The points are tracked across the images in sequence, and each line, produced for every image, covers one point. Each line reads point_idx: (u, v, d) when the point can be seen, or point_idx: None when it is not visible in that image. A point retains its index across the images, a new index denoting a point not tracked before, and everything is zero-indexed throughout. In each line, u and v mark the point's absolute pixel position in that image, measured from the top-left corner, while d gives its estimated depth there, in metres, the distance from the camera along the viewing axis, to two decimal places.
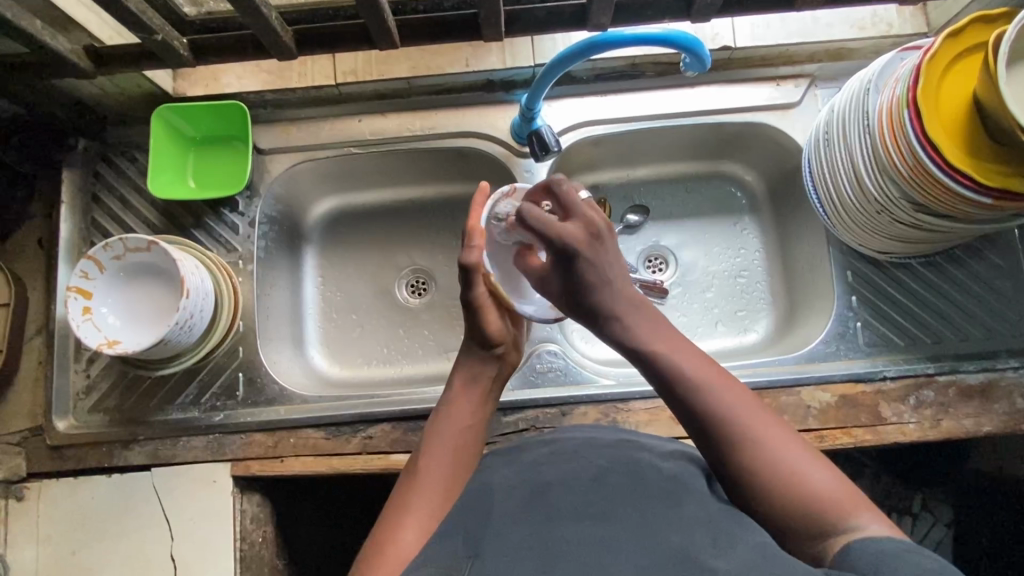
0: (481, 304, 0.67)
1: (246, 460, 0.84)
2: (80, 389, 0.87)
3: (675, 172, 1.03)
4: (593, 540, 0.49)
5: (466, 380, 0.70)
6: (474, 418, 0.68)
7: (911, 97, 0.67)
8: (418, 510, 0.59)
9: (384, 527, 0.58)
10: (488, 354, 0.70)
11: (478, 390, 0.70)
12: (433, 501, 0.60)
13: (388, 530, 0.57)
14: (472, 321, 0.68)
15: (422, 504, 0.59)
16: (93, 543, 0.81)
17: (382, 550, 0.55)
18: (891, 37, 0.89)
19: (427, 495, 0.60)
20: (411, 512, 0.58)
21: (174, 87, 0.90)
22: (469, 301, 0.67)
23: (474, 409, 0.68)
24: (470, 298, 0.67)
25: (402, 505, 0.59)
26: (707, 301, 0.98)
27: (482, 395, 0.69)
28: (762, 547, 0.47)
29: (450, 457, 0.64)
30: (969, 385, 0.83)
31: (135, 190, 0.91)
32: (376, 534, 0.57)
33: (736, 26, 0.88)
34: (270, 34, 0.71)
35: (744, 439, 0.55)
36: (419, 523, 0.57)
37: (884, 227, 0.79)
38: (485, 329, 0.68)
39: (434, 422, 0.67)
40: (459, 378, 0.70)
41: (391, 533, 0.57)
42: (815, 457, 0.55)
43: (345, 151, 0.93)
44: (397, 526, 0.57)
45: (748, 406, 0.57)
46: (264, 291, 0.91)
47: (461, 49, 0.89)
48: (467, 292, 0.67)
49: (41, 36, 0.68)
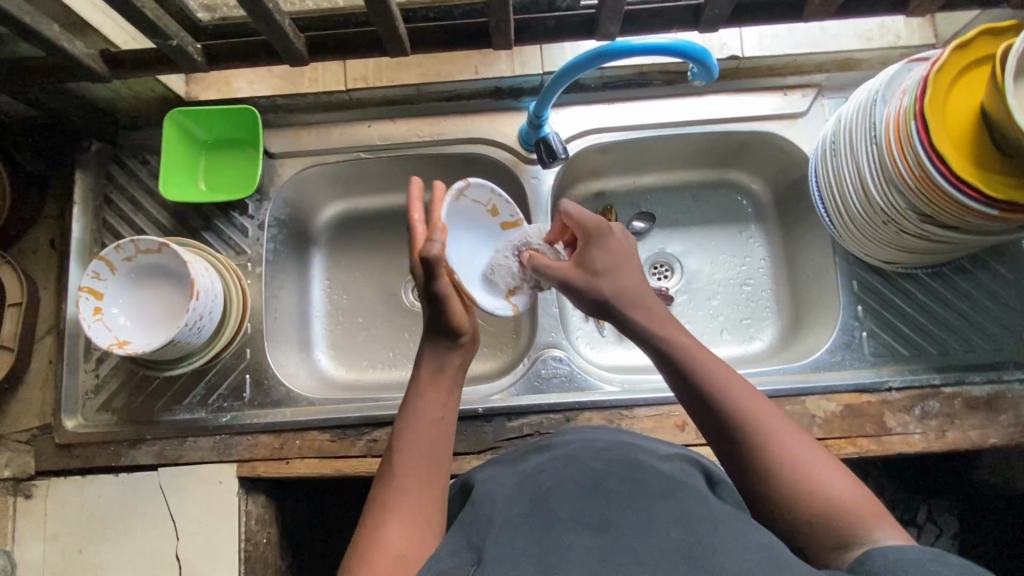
0: (446, 295, 0.66)
1: (251, 461, 0.84)
2: (89, 388, 0.88)
3: (682, 180, 1.03)
4: (596, 542, 0.49)
5: (432, 374, 0.67)
6: (445, 410, 0.65)
7: (918, 109, 0.67)
8: (400, 511, 0.57)
9: (366, 528, 0.57)
10: (453, 344, 0.68)
11: (447, 379, 0.67)
12: (413, 499, 0.58)
13: (370, 536, 0.55)
14: (433, 311, 0.67)
15: (403, 505, 0.58)
16: (100, 543, 0.82)
17: (365, 554, 0.54)
18: (898, 48, 0.89)
19: (407, 495, 0.58)
20: (393, 512, 0.57)
21: (187, 92, 0.91)
22: (434, 293, 0.66)
23: (445, 398, 0.66)
24: (435, 290, 0.65)
25: (382, 505, 0.58)
26: (712, 309, 0.98)
27: (450, 384, 0.67)
28: (763, 548, 0.46)
29: (426, 451, 0.62)
30: (975, 396, 0.83)
31: (146, 192, 0.92)
32: (361, 535, 0.56)
33: (744, 36, 0.89)
34: (283, 40, 0.71)
35: (790, 481, 0.54)
36: (404, 524, 0.56)
37: (891, 238, 0.80)
38: (450, 320, 0.67)
39: (404, 417, 0.64)
40: (427, 372, 0.67)
41: (373, 535, 0.55)
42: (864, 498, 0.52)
43: (355, 156, 0.94)
44: (380, 527, 0.56)
45: (808, 456, 0.55)
46: (273, 293, 0.92)
47: (471, 56, 0.90)
48: (431, 284, 0.65)
49: (60, 41, 0.69)
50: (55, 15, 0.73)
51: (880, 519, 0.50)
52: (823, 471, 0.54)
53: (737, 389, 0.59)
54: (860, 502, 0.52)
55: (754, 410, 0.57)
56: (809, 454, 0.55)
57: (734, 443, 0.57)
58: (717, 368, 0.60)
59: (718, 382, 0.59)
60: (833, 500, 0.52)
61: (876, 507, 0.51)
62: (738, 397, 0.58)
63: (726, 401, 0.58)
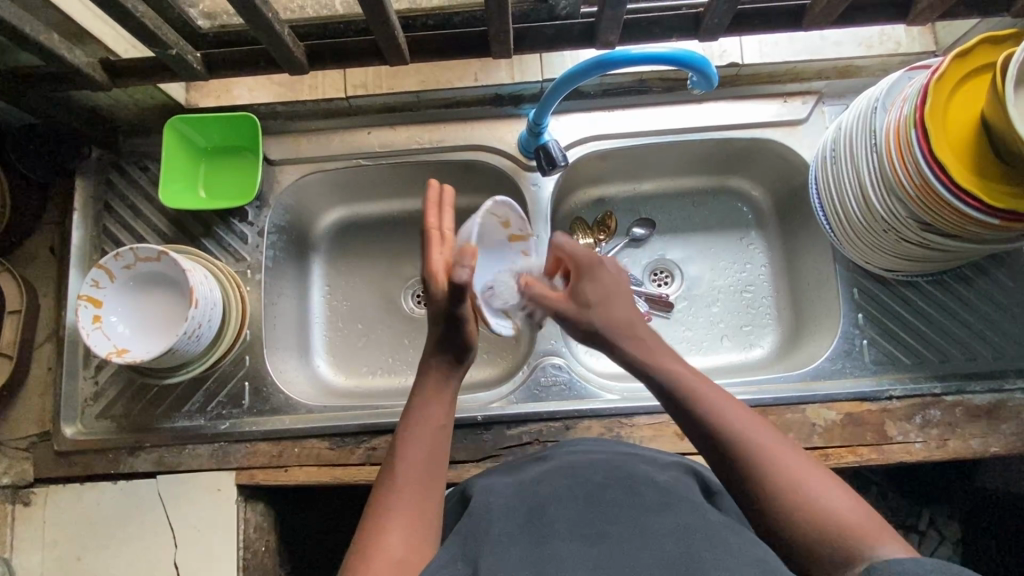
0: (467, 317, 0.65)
1: (249, 469, 0.84)
2: (88, 395, 0.88)
3: (682, 187, 1.03)
4: (591, 556, 0.49)
5: (436, 388, 0.66)
6: (447, 419, 0.65)
7: (918, 117, 0.67)
8: (400, 514, 0.57)
9: (366, 532, 0.56)
10: (457, 362, 0.67)
11: (449, 392, 0.67)
12: (414, 503, 0.58)
13: (371, 540, 0.55)
14: (446, 330, 0.66)
15: (404, 509, 0.57)
16: (98, 551, 0.82)
17: (365, 557, 0.54)
18: (898, 55, 0.89)
19: (408, 500, 0.58)
20: (393, 515, 0.57)
21: (187, 99, 0.91)
22: (454, 315, 0.64)
23: (446, 407, 0.66)
24: (457, 312, 0.64)
25: (383, 508, 0.58)
26: (713, 316, 0.98)
27: (452, 394, 0.67)
28: (757, 560, 0.46)
29: (426, 457, 0.61)
30: (976, 405, 0.83)
31: (146, 199, 0.92)
32: (360, 539, 0.56)
33: (744, 43, 0.89)
34: (282, 49, 0.71)
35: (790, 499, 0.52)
36: (405, 527, 0.56)
37: (891, 246, 0.79)
38: (461, 338, 0.66)
39: (405, 424, 0.64)
40: (431, 380, 0.67)
41: (374, 537, 0.55)
42: (871, 521, 0.50)
43: (354, 162, 0.93)
44: (381, 530, 0.56)
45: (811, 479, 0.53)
46: (272, 300, 0.92)
47: (471, 64, 0.90)
48: (454, 306, 0.63)
49: (60, 50, 0.69)
50: (54, 23, 0.73)
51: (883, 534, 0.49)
52: (828, 493, 0.52)
53: (730, 406, 0.59)
54: (865, 523, 0.50)
55: (755, 432, 0.56)
56: (812, 476, 0.53)
57: (726, 455, 0.56)
58: (715, 394, 0.60)
59: (714, 405, 0.59)
60: (836, 519, 0.50)
61: (878, 523, 0.50)
62: (738, 423, 0.57)
63: (723, 417, 0.58)
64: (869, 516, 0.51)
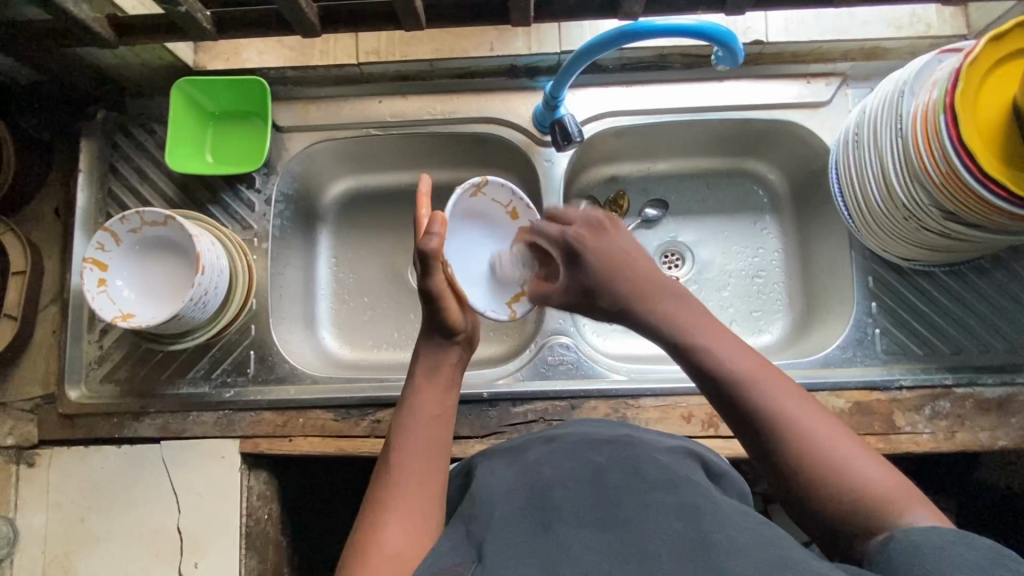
0: (439, 293, 0.65)
1: (254, 438, 0.84)
2: (93, 358, 0.87)
3: (697, 167, 1.01)
4: (593, 534, 0.48)
5: (430, 371, 0.66)
6: (444, 407, 0.64)
7: (949, 102, 0.65)
8: (402, 509, 0.56)
9: (366, 526, 0.55)
10: (448, 343, 0.68)
11: (442, 378, 0.66)
12: (415, 493, 0.57)
13: (370, 533, 0.54)
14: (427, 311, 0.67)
15: (404, 502, 0.56)
16: (102, 513, 0.82)
17: (365, 553, 0.52)
18: (928, 37, 0.87)
19: (408, 493, 0.57)
20: (390, 509, 0.56)
21: (195, 61, 0.89)
22: (428, 291, 0.65)
23: (444, 395, 0.65)
24: (429, 286, 0.65)
25: (382, 503, 0.56)
26: (722, 300, 0.97)
27: (447, 384, 0.66)
28: (758, 540, 0.46)
29: (424, 449, 0.60)
30: (986, 399, 0.82)
31: (153, 163, 0.91)
32: (359, 532, 0.55)
33: (769, 20, 0.86)
34: (294, 10, 0.69)
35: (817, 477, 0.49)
36: (403, 521, 0.55)
37: (911, 234, 0.78)
38: (442, 317, 0.66)
39: (403, 414, 0.63)
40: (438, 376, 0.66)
41: (376, 530, 0.54)
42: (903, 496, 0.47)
43: (364, 132, 0.92)
44: (380, 522, 0.54)
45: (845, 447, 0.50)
46: (277, 269, 0.91)
47: (487, 32, 0.88)
48: (425, 280, 0.65)
49: (65, 3, 0.67)
50: None
51: (902, 499, 0.47)
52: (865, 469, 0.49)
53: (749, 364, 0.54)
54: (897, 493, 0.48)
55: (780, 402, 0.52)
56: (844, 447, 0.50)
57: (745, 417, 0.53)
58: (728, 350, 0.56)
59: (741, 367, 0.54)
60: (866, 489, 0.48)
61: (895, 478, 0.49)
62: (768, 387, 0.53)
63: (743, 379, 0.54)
64: (887, 471, 0.49)
